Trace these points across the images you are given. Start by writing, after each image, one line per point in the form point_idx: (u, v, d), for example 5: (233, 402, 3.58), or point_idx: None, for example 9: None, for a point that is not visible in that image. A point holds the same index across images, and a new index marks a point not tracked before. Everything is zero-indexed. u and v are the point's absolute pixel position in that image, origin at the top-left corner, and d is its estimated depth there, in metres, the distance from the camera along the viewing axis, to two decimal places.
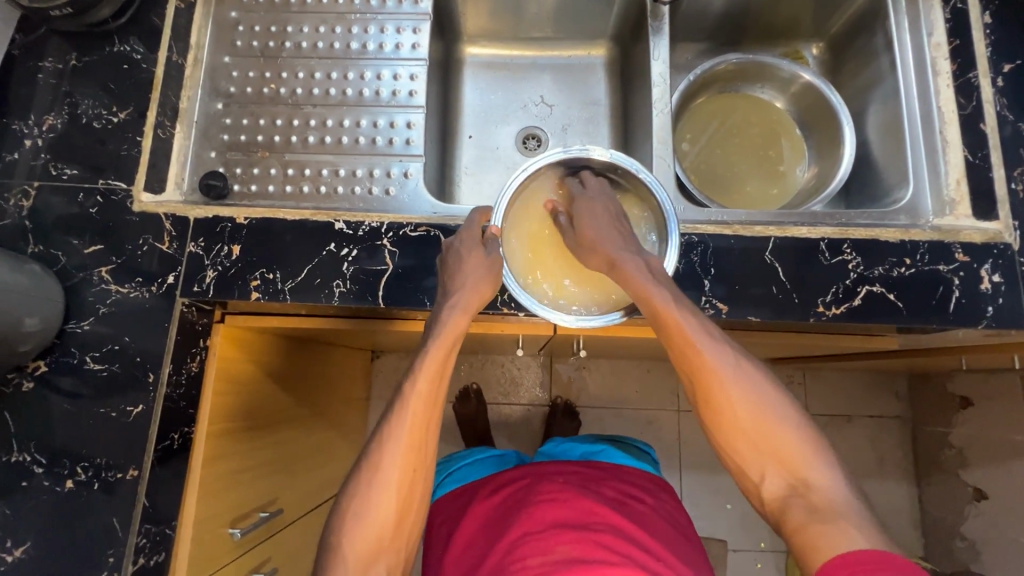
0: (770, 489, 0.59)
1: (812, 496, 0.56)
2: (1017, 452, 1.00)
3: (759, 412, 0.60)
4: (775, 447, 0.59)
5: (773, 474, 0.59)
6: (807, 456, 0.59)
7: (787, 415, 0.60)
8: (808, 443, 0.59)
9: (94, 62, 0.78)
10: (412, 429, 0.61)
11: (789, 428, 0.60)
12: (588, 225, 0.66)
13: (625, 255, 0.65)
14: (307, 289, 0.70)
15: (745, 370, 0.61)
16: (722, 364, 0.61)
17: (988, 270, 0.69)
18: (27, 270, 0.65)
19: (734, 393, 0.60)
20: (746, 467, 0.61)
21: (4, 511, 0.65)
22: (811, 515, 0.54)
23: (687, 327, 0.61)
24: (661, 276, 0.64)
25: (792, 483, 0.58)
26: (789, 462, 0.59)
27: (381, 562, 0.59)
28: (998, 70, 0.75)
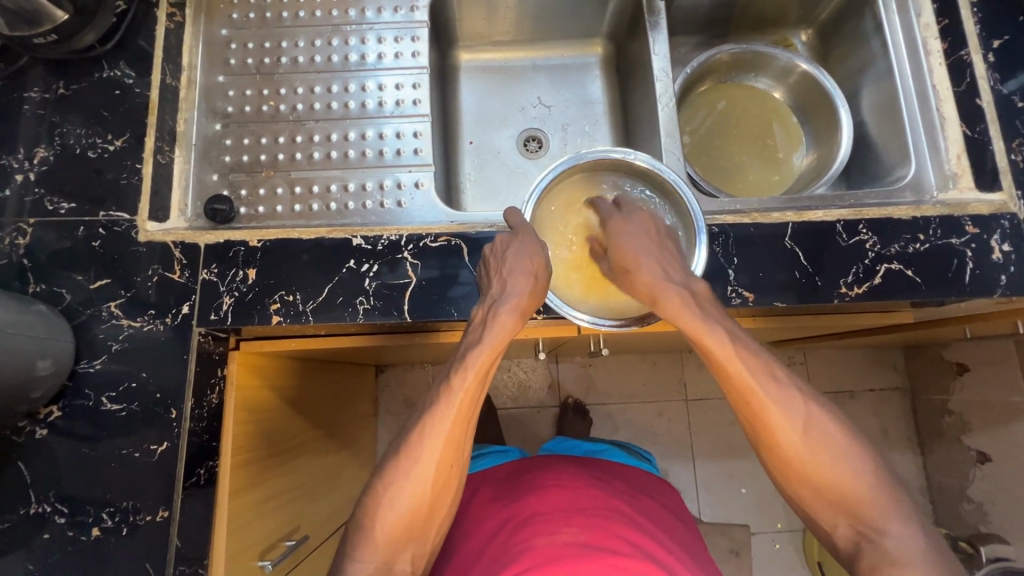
0: (841, 537, 0.57)
1: (886, 544, 0.54)
2: (1015, 414, 1.03)
3: (826, 459, 0.57)
4: (847, 496, 0.56)
5: (843, 521, 0.57)
6: (881, 503, 0.56)
7: (860, 460, 0.57)
8: (883, 488, 0.56)
9: (82, 89, 0.75)
10: (453, 426, 0.59)
11: (860, 471, 0.57)
12: (626, 245, 0.65)
13: (670, 287, 0.62)
14: (330, 308, 0.69)
15: (813, 407, 0.59)
16: (789, 407, 0.58)
17: (997, 240, 0.71)
18: (36, 311, 0.63)
19: (799, 437, 0.58)
20: (816, 514, 0.58)
21: (28, 565, 0.63)
22: (881, 563, 0.53)
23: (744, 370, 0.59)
24: (716, 314, 0.62)
25: (862, 530, 0.56)
26: (861, 510, 0.56)
27: (408, 550, 0.59)
28: (988, 46, 0.77)
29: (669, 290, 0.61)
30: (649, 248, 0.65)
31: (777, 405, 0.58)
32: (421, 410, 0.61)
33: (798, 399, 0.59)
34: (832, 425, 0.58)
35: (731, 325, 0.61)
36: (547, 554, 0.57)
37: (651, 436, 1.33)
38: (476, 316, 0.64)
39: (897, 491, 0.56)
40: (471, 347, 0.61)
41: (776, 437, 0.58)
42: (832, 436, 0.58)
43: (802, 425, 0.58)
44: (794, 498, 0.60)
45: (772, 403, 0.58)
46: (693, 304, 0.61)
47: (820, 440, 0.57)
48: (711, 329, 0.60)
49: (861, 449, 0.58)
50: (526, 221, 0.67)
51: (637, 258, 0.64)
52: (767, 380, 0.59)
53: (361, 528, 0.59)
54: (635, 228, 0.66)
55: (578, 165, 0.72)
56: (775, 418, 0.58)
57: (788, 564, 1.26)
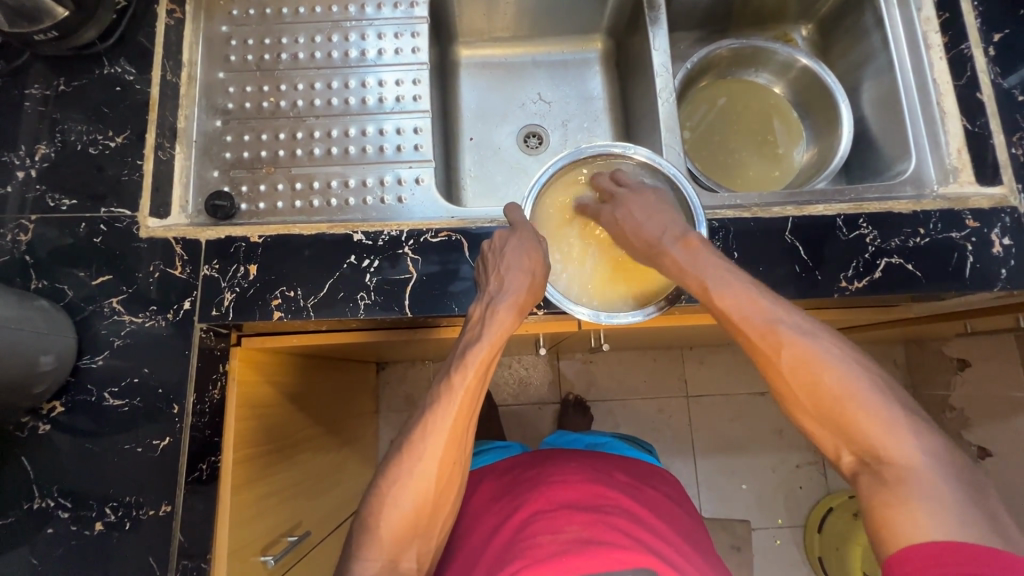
0: (847, 465, 0.55)
1: (884, 472, 0.51)
2: (1016, 409, 1.02)
3: (813, 383, 0.56)
4: (843, 419, 0.54)
5: (845, 449, 0.54)
6: (883, 425, 0.52)
7: (858, 383, 0.54)
8: (887, 409, 0.53)
9: (83, 86, 0.75)
10: (454, 424, 0.59)
11: (858, 393, 0.54)
12: (624, 212, 0.67)
13: (662, 238, 0.64)
14: (331, 304, 0.69)
15: (803, 332, 0.57)
16: (770, 333, 0.58)
17: (997, 234, 0.71)
18: (37, 307, 0.63)
19: (783, 364, 0.57)
20: (820, 442, 0.57)
21: (31, 560, 0.63)
22: (879, 491, 0.50)
23: (723, 302, 0.61)
24: (703, 250, 0.63)
25: (865, 459, 0.53)
26: (858, 433, 0.53)
27: (413, 548, 0.59)
28: (989, 40, 0.77)
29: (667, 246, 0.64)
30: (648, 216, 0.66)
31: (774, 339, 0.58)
32: (422, 409, 0.61)
33: (785, 325, 0.58)
34: (826, 347, 0.56)
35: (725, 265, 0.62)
36: (548, 551, 0.57)
37: (652, 433, 1.33)
38: (474, 313, 0.64)
39: (905, 414, 0.52)
40: (471, 345, 0.61)
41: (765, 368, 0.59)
42: (823, 357, 0.56)
43: (787, 348, 0.57)
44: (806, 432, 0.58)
45: (754, 334, 0.59)
46: (682, 246, 0.63)
47: (806, 362, 0.56)
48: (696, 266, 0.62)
49: (858, 373, 0.55)
50: (526, 217, 0.67)
51: (635, 222, 0.66)
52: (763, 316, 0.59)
53: (366, 529, 0.59)
54: (633, 201, 0.67)
55: (577, 161, 0.72)
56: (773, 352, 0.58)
57: (789, 560, 1.27)
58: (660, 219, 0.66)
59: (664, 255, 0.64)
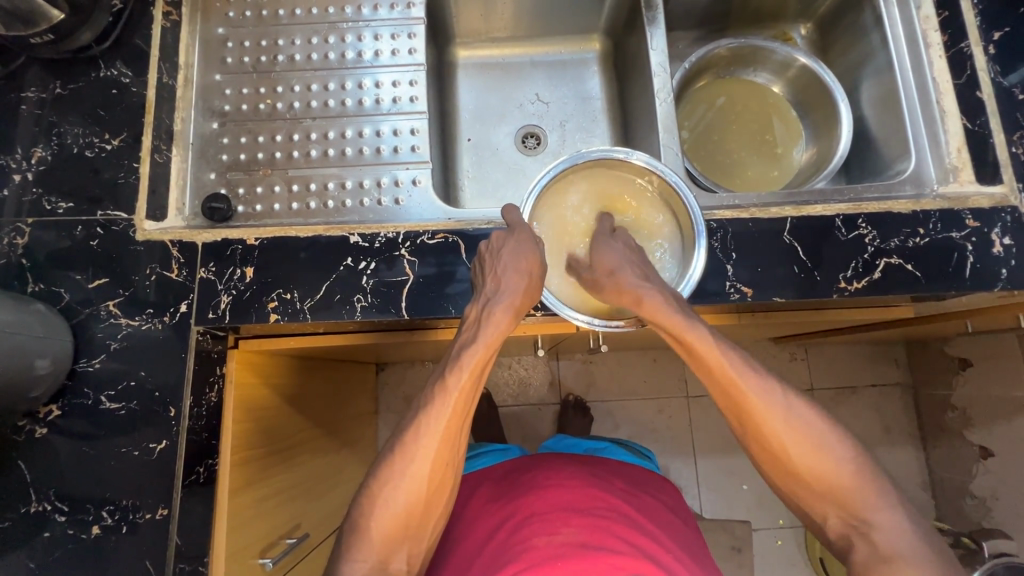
0: (833, 528, 0.57)
1: (875, 537, 0.54)
2: (1018, 409, 1.02)
3: (810, 451, 0.57)
4: (838, 488, 0.56)
5: (834, 514, 0.57)
6: (873, 496, 0.55)
7: (848, 453, 0.57)
8: (873, 478, 0.56)
9: (80, 89, 0.75)
10: (447, 426, 0.59)
11: (849, 464, 0.57)
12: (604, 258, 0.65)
13: (647, 290, 0.62)
14: (328, 306, 0.69)
15: (797, 400, 0.59)
16: (771, 400, 0.58)
17: (998, 234, 0.70)
18: (34, 310, 0.63)
19: (784, 430, 0.58)
20: (806, 507, 0.58)
21: (28, 563, 0.63)
22: (872, 556, 0.53)
23: (724, 365, 0.59)
24: (684, 308, 0.62)
25: (853, 523, 0.56)
26: (850, 501, 0.56)
27: (403, 549, 0.59)
28: (988, 38, 0.76)
29: (646, 293, 0.62)
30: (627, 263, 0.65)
31: (761, 401, 0.58)
32: (416, 408, 0.61)
33: (780, 393, 0.59)
34: (817, 415, 0.59)
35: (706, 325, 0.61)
36: (544, 554, 0.57)
37: (652, 433, 1.32)
38: (470, 314, 0.64)
39: (886, 481, 0.56)
40: (465, 346, 0.61)
41: (762, 433, 0.58)
42: (807, 424, 0.58)
43: (787, 414, 0.58)
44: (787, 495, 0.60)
45: (754, 399, 0.58)
46: (670, 302, 0.61)
47: (796, 428, 0.58)
48: (683, 325, 0.60)
49: (846, 441, 0.58)
50: (524, 218, 0.66)
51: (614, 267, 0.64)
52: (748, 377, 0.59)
53: (357, 528, 0.59)
54: (612, 247, 0.66)
55: (576, 166, 0.71)
56: (762, 415, 0.58)
57: (790, 561, 1.26)
58: (632, 264, 0.65)
59: (643, 305, 0.61)
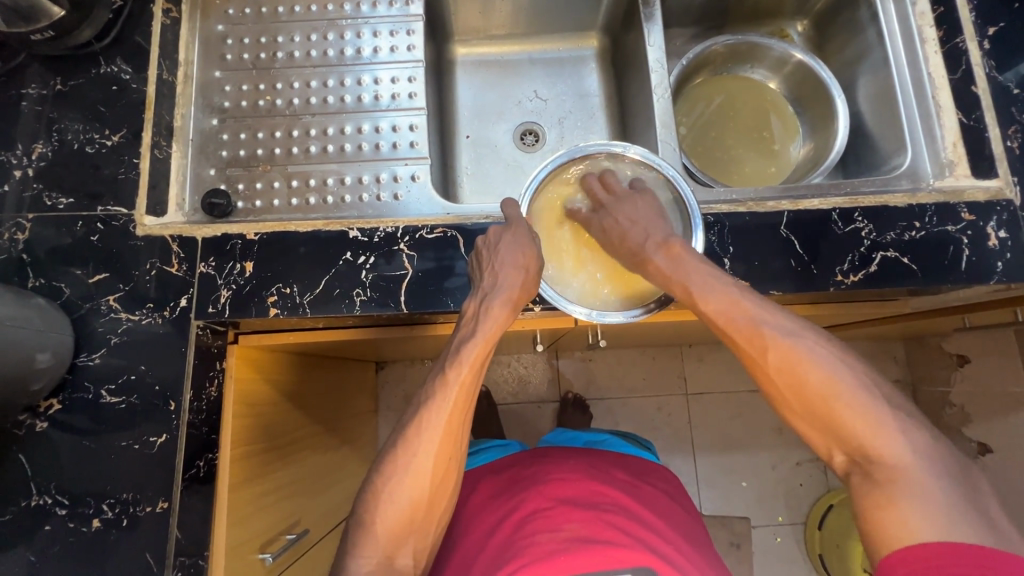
0: (841, 466, 0.57)
1: (875, 471, 0.53)
2: (1016, 404, 1.02)
3: (799, 387, 0.57)
4: (832, 418, 0.55)
5: (837, 450, 0.56)
6: (872, 427, 0.54)
7: (847, 380, 0.56)
8: (874, 408, 0.54)
9: (80, 85, 0.75)
10: (449, 420, 0.59)
11: (844, 395, 0.55)
12: (611, 218, 0.68)
13: (649, 243, 0.66)
14: (327, 300, 0.69)
15: (786, 336, 0.58)
16: (756, 340, 0.59)
17: (993, 227, 0.71)
18: (34, 304, 0.63)
19: (772, 369, 0.59)
20: (810, 440, 0.58)
21: (29, 557, 0.63)
22: (871, 493, 0.53)
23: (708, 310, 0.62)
24: (684, 253, 0.64)
25: (856, 459, 0.55)
26: (848, 435, 0.55)
27: (408, 545, 0.59)
28: (983, 33, 0.77)
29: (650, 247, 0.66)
30: (638, 217, 0.68)
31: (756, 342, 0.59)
32: (417, 405, 0.61)
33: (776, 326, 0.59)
34: (810, 350, 0.57)
35: (708, 269, 0.63)
36: (546, 550, 0.57)
37: (651, 430, 1.33)
38: (468, 309, 0.64)
39: (890, 408, 0.55)
40: (464, 342, 0.61)
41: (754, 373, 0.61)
42: (809, 359, 0.57)
43: (771, 349, 0.58)
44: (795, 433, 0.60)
45: (739, 340, 0.61)
46: (671, 251, 0.64)
47: (792, 364, 0.57)
48: (680, 271, 0.63)
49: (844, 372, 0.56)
50: (523, 213, 0.67)
51: (620, 230, 0.67)
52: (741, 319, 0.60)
53: (362, 525, 0.59)
54: (619, 209, 0.68)
55: (573, 160, 0.72)
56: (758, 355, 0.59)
57: (789, 558, 1.26)
58: (645, 225, 0.67)
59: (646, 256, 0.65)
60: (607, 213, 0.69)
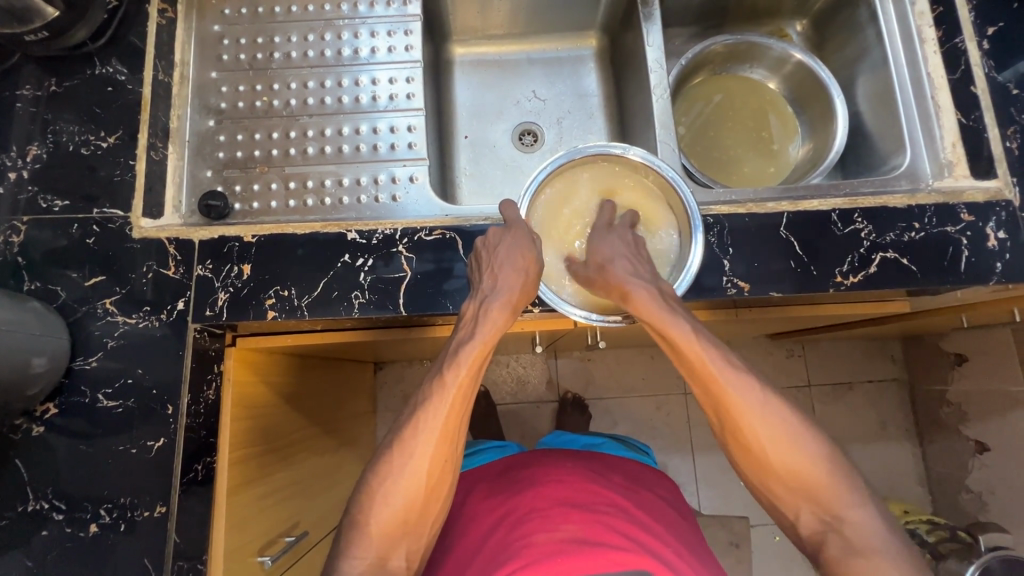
0: (806, 524, 0.58)
1: (847, 531, 0.55)
2: (1014, 403, 1.02)
3: (783, 450, 0.58)
4: (808, 484, 0.57)
5: (806, 510, 0.58)
6: (845, 491, 0.57)
7: (819, 449, 0.58)
8: (845, 474, 0.57)
9: (75, 86, 0.74)
10: (446, 421, 0.59)
11: (824, 459, 0.57)
12: (602, 250, 0.65)
13: (636, 283, 0.62)
14: (326, 303, 0.69)
15: (776, 396, 0.59)
16: (752, 396, 0.59)
17: (993, 228, 0.71)
18: (30, 308, 0.63)
19: (764, 426, 0.58)
20: (779, 503, 0.59)
21: (26, 563, 0.63)
22: (846, 551, 0.55)
23: (706, 360, 0.59)
24: (670, 303, 0.62)
25: (825, 518, 0.57)
26: (823, 496, 0.57)
27: (403, 546, 0.59)
28: (983, 33, 0.77)
29: (637, 287, 0.62)
30: (621, 255, 0.65)
31: (740, 397, 0.59)
32: (414, 406, 0.61)
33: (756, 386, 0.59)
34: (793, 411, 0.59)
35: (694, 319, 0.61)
36: (544, 551, 0.57)
37: (651, 430, 1.33)
38: (466, 311, 0.64)
39: (854, 477, 0.58)
40: (462, 343, 0.61)
41: (742, 428, 0.59)
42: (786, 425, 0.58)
43: (753, 414, 0.58)
44: (760, 493, 0.61)
45: (734, 393, 0.59)
46: (657, 298, 0.62)
47: (773, 428, 0.58)
48: (670, 319, 0.60)
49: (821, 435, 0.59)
50: (522, 215, 0.67)
51: (610, 265, 0.64)
52: (728, 373, 0.59)
53: (356, 525, 0.59)
54: (614, 241, 0.66)
55: (572, 161, 0.72)
56: (740, 411, 0.59)
57: (788, 557, 1.26)
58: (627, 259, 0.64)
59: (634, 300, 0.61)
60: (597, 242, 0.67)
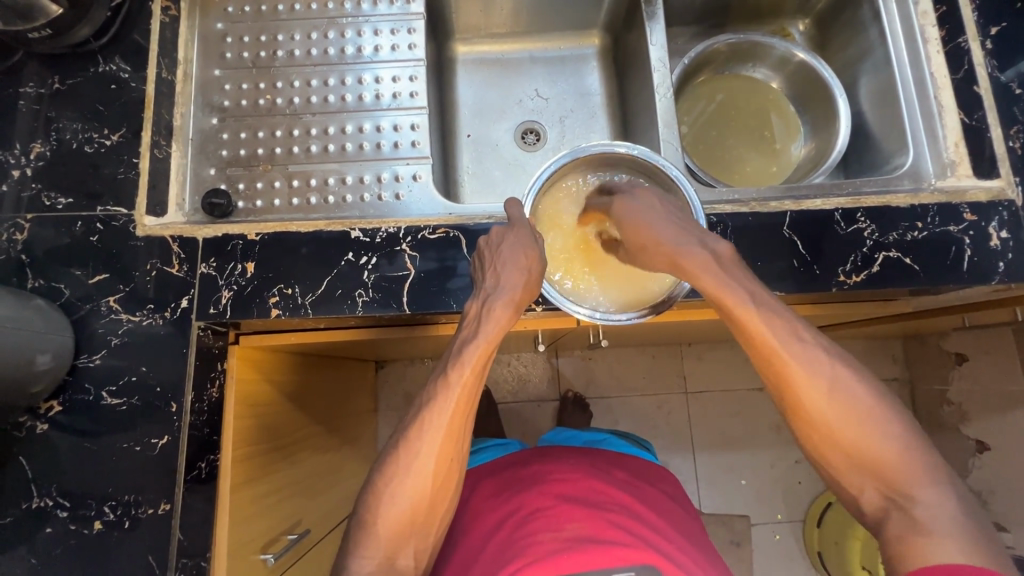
0: (868, 500, 0.57)
1: (914, 511, 0.53)
2: (1015, 402, 1.02)
3: (845, 422, 0.56)
4: (873, 459, 0.56)
5: (870, 486, 0.56)
6: (912, 466, 0.54)
7: (886, 421, 0.56)
8: (911, 446, 0.55)
9: (79, 84, 0.74)
10: (451, 420, 0.59)
11: (888, 431, 0.56)
12: (635, 217, 0.63)
13: (688, 249, 0.61)
14: (329, 301, 0.69)
15: (841, 366, 0.58)
16: (815, 365, 0.57)
17: (995, 227, 0.71)
18: (34, 305, 0.63)
19: (826, 397, 0.57)
20: (843, 477, 0.58)
21: (30, 560, 0.63)
22: (909, 527, 0.52)
23: (765, 330, 0.58)
24: (731, 270, 0.61)
25: (889, 494, 0.55)
26: (887, 470, 0.55)
27: (409, 545, 0.59)
28: (986, 33, 0.77)
29: (690, 252, 0.60)
30: (661, 222, 0.63)
31: (801, 367, 0.58)
32: (418, 406, 0.61)
33: (821, 356, 0.58)
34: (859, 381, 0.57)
35: (756, 287, 0.60)
36: (549, 549, 0.57)
37: (652, 429, 1.33)
38: (470, 309, 0.64)
39: (926, 453, 0.55)
40: (466, 343, 0.61)
41: (801, 400, 0.58)
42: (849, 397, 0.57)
43: (816, 383, 0.57)
44: (821, 466, 0.59)
45: (796, 362, 0.58)
46: (717, 265, 0.60)
47: (836, 399, 0.57)
48: (730, 289, 0.59)
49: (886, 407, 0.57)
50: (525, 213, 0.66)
51: (651, 229, 0.63)
52: (789, 342, 0.58)
53: (362, 526, 0.59)
54: (643, 203, 0.65)
55: (576, 160, 0.71)
56: (801, 382, 0.58)
57: (788, 555, 1.27)
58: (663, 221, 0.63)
59: (689, 265, 0.60)
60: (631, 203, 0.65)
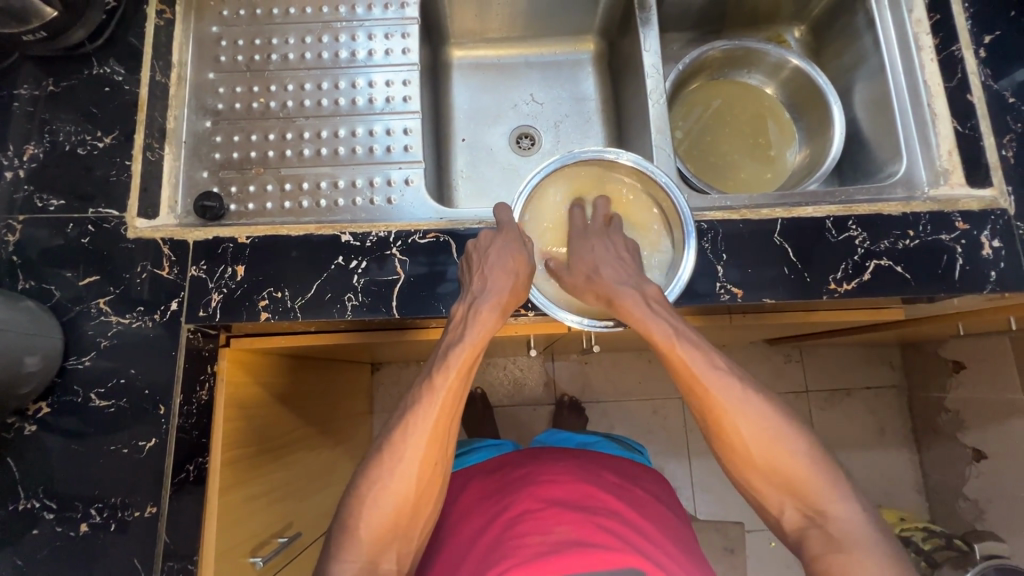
0: (790, 521, 0.58)
1: (830, 528, 0.55)
2: (1012, 411, 1.02)
3: (768, 448, 0.58)
4: (793, 481, 0.57)
5: (791, 507, 0.57)
6: (827, 488, 0.56)
7: (803, 446, 0.58)
8: (824, 469, 0.57)
9: (73, 87, 0.74)
10: (436, 423, 0.59)
11: (806, 454, 0.57)
12: (584, 258, 0.68)
13: (620, 287, 0.64)
14: (318, 305, 0.69)
15: (759, 396, 0.59)
16: (732, 397, 0.59)
17: (988, 236, 0.71)
18: (22, 307, 0.63)
19: (746, 427, 0.58)
20: (764, 501, 0.59)
21: (16, 562, 0.63)
22: (829, 545, 0.54)
23: (687, 361, 0.60)
24: (659, 304, 0.63)
25: (809, 514, 0.56)
26: (808, 492, 0.56)
27: (393, 549, 0.59)
28: (979, 41, 0.76)
29: (622, 291, 0.63)
30: (607, 262, 0.67)
31: (723, 398, 0.59)
32: (403, 409, 0.61)
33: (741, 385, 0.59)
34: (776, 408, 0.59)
35: (679, 321, 0.62)
36: (536, 552, 0.57)
37: (646, 434, 1.32)
38: (456, 312, 0.64)
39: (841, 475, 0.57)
40: (452, 345, 0.61)
41: (722, 429, 0.59)
42: (772, 423, 0.58)
43: (744, 413, 0.58)
44: (747, 491, 0.60)
45: (718, 392, 0.59)
46: (645, 301, 0.63)
47: (761, 428, 0.58)
48: (654, 322, 0.61)
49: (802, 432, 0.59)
50: (515, 217, 0.67)
51: (592, 269, 0.67)
52: (713, 375, 0.59)
53: (345, 528, 0.59)
54: (595, 245, 0.68)
55: (567, 166, 0.72)
56: (724, 414, 0.59)
57: (783, 562, 1.26)
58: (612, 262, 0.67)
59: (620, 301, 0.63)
60: (585, 245, 0.69)
